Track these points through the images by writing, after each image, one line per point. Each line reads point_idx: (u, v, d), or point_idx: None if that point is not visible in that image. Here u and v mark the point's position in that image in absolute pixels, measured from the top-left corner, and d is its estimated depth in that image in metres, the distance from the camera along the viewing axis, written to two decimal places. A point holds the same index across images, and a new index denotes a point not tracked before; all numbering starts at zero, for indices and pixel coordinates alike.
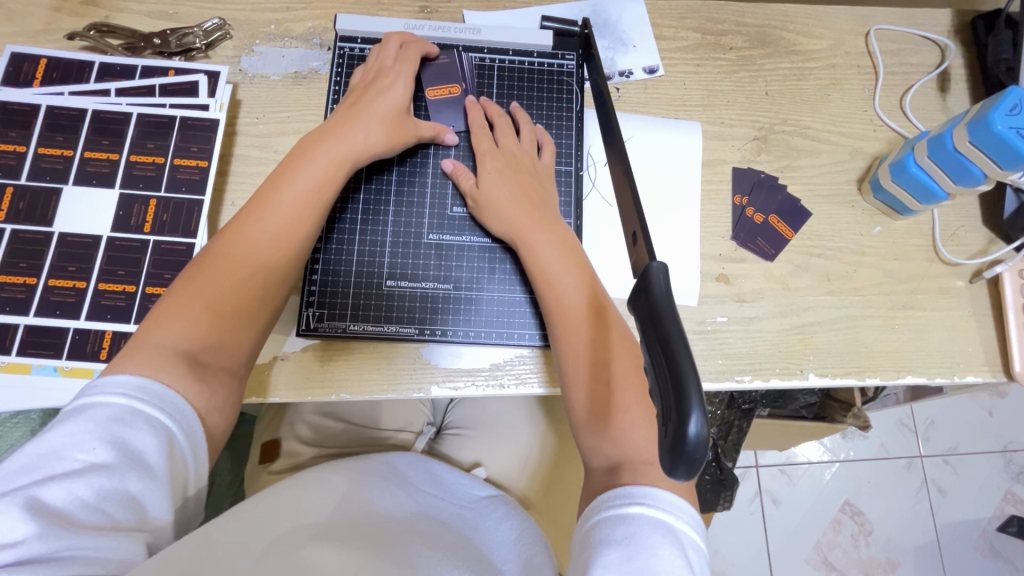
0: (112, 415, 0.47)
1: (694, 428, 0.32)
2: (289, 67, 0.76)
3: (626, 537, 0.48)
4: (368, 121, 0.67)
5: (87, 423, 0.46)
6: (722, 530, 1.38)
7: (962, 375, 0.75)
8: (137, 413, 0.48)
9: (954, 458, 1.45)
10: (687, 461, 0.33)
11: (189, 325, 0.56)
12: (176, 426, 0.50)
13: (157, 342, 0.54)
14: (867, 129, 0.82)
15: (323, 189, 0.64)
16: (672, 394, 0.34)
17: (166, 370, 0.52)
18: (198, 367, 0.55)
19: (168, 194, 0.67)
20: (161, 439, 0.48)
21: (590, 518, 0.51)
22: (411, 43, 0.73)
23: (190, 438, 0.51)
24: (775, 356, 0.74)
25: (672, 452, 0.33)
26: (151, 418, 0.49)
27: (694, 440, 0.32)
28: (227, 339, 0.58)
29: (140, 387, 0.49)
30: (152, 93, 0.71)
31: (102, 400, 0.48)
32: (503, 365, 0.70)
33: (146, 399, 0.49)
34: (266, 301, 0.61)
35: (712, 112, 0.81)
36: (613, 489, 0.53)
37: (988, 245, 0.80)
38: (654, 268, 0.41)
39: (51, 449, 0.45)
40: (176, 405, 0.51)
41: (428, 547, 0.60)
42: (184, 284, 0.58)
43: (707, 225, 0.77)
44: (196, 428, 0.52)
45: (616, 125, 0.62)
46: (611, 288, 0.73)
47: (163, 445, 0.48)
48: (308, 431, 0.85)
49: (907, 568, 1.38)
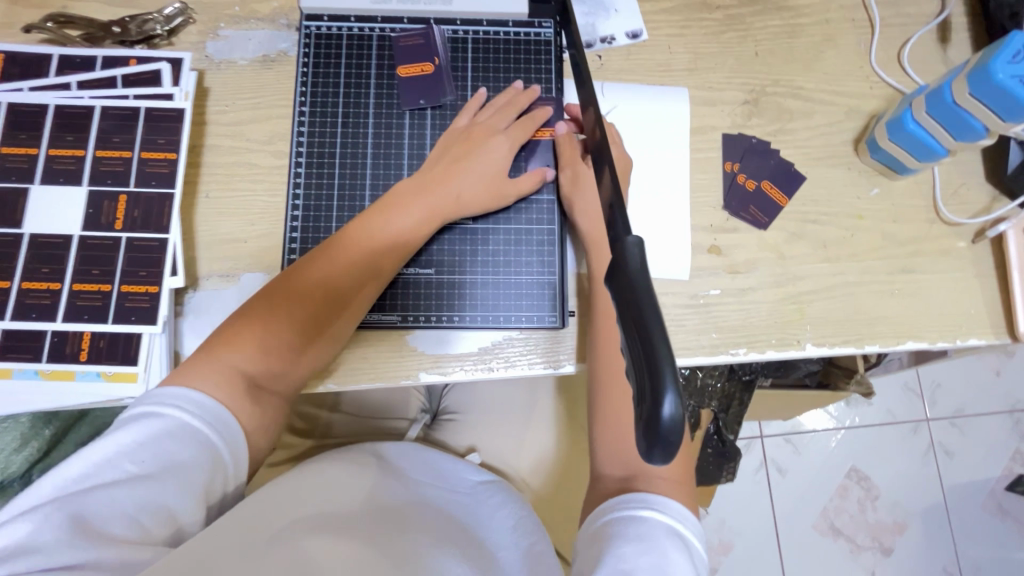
0: (164, 428, 0.51)
1: (670, 408, 0.30)
2: (256, 50, 0.73)
3: (641, 537, 0.48)
4: (464, 179, 0.66)
5: (143, 433, 0.50)
6: (727, 501, 1.38)
7: (964, 338, 0.73)
8: (185, 427, 0.52)
9: (961, 420, 1.43)
10: (662, 445, 0.31)
11: (263, 351, 0.58)
12: (222, 444, 0.53)
13: (228, 358, 0.57)
14: (863, 86, 0.79)
15: (405, 241, 0.65)
16: (645, 372, 0.32)
17: (229, 389, 0.55)
18: (257, 390, 0.58)
19: (137, 189, 0.65)
20: (204, 454, 0.52)
21: (604, 516, 0.52)
22: (521, 95, 0.71)
23: (234, 455, 0.54)
24: (770, 326, 0.72)
25: (646, 433, 0.31)
26: (199, 435, 0.52)
27: (669, 422, 0.30)
28: (291, 371, 0.60)
29: (195, 402, 0.53)
30: (114, 84, 0.68)
31: (156, 410, 0.52)
32: (491, 348, 0.69)
33: (199, 417, 0.53)
34: (332, 343, 0.63)
35: (699, 76, 0.77)
36: (623, 493, 0.53)
37: (991, 203, 0.77)
38: (628, 243, 0.37)
39: (103, 457, 0.49)
40: (226, 424, 0.54)
41: (428, 540, 0.59)
42: (267, 303, 0.60)
43: (697, 195, 0.75)
44: (240, 443, 0.55)
45: (586, 76, 0.56)
46: (669, 270, 0.72)
47: (205, 460, 0.52)
48: (300, 422, 0.85)
49: (914, 531, 1.38)
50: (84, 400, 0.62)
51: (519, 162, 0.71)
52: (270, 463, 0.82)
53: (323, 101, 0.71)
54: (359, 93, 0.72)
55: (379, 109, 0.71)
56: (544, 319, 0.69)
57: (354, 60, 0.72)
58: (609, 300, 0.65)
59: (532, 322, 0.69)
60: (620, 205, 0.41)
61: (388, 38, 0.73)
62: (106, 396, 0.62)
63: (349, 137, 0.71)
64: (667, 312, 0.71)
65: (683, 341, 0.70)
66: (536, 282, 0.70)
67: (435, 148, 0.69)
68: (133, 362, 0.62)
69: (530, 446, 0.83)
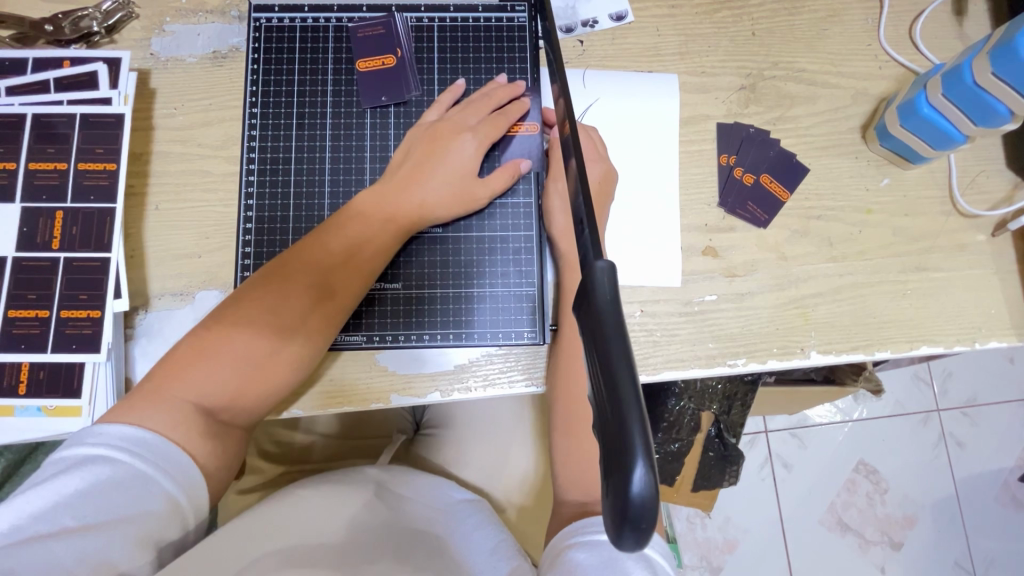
0: (112, 474, 0.46)
1: (640, 486, 0.25)
2: (205, 46, 0.67)
3: (602, 563, 0.46)
4: (438, 183, 0.60)
5: (86, 480, 0.45)
6: (733, 498, 1.31)
7: (983, 341, 0.67)
8: (135, 473, 0.47)
9: (973, 410, 1.37)
10: (632, 527, 0.26)
11: (215, 382, 0.53)
12: (178, 490, 0.48)
13: (176, 392, 0.51)
14: (871, 67, 0.72)
15: (370, 255, 0.59)
16: (612, 435, 0.27)
17: (178, 425, 0.50)
18: (216, 424, 0.53)
19: (75, 205, 0.61)
20: (157, 504, 0.47)
21: (564, 541, 0.49)
22: (501, 89, 0.65)
23: (193, 500, 0.50)
24: (772, 333, 0.66)
25: (615, 514, 0.26)
26: (152, 480, 0.47)
27: (640, 501, 0.25)
28: (252, 402, 0.55)
29: (145, 443, 0.48)
30: (47, 88, 0.63)
31: (102, 453, 0.47)
32: (468, 366, 0.64)
33: (152, 460, 0.48)
34: (295, 372, 0.56)
35: (691, 60, 0.71)
36: (583, 518, 0.51)
37: (1013, 191, 0.70)
38: (597, 268, 0.31)
39: (39, 507, 0.44)
40: (181, 467, 0.49)
41: (403, 566, 0.53)
42: (216, 328, 0.54)
43: (690, 191, 0.68)
44: (200, 487, 0.50)
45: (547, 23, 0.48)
46: (661, 277, 0.66)
47: (157, 510, 0.47)
48: (271, 445, 0.80)
49: (925, 526, 1.33)
50: (25, 436, 0.58)
51: (491, 162, 0.65)
52: (241, 490, 0.77)
53: (276, 100, 0.65)
54: (316, 91, 0.66)
55: (337, 108, 0.66)
56: (523, 335, 0.64)
57: (308, 55, 0.66)
58: (574, 324, 0.61)
59: (509, 338, 0.64)
60: (590, 218, 0.34)
61: (345, 29, 0.67)
62: (48, 430, 0.58)
63: (304, 139, 0.65)
64: (659, 321, 0.65)
65: (678, 352, 0.65)
66: (514, 295, 0.65)
67: (400, 151, 0.63)
68: (77, 394, 0.58)
69: (522, 461, 0.78)
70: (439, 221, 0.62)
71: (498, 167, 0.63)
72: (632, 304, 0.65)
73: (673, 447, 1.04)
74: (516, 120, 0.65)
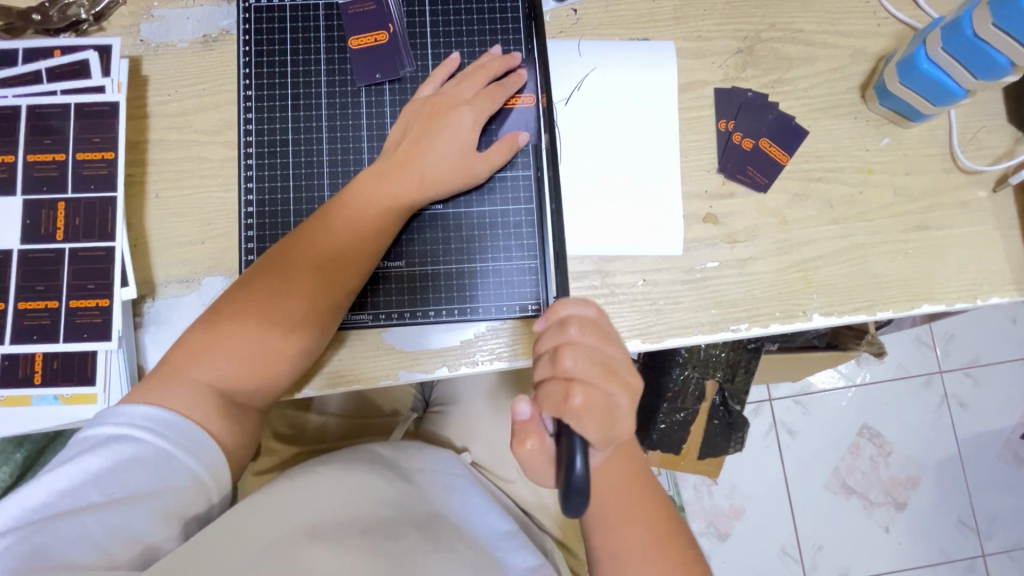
0: (134, 453, 0.47)
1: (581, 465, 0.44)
2: (196, 30, 0.66)
3: None
4: (437, 160, 0.60)
5: (109, 459, 0.47)
6: (739, 465, 1.34)
7: (984, 297, 0.68)
8: (157, 451, 0.48)
9: (975, 370, 1.38)
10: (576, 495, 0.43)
11: (230, 364, 0.54)
12: (200, 465, 0.50)
13: (193, 375, 0.52)
14: (870, 24, 0.71)
15: (374, 235, 0.59)
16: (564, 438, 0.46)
17: (199, 407, 0.51)
18: (233, 406, 0.54)
19: (76, 194, 0.61)
20: (180, 481, 0.48)
21: None
22: (495, 61, 0.64)
23: (215, 476, 0.51)
24: (774, 297, 0.66)
25: (564, 489, 0.44)
26: (173, 457, 0.49)
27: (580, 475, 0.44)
28: (267, 383, 0.56)
29: (163, 421, 0.49)
30: (39, 79, 0.62)
31: (123, 432, 0.48)
32: (474, 341, 0.64)
33: (173, 438, 0.49)
34: (306, 350, 0.57)
35: (687, 24, 0.70)
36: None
37: (1013, 146, 0.70)
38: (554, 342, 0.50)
39: (66, 484, 0.46)
40: (201, 444, 0.50)
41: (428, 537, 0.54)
42: (226, 311, 0.55)
43: (690, 158, 0.68)
44: (222, 464, 0.51)
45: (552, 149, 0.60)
46: (662, 246, 0.66)
47: (181, 486, 0.48)
48: (286, 427, 0.81)
49: (928, 485, 1.35)
50: (43, 425, 0.59)
51: (488, 135, 0.65)
52: (257, 471, 0.79)
53: (269, 83, 0.65)
54: (309, 70, 0.65)
55: (331, 88, 0.65)
56: (527, 308, 0.65)
57: (300, 35, 0.66)
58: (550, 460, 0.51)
59: (513, 311, 0.64)
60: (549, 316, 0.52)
61: (335, 7, 0.66)
62: (66, 417, 0.59)
63: (300, 120, 0.65)
64: (662, 290, 0.66)
65: (681, 320, 0.65)
66: (516, 268, 0.65)
67: (397, 129, 0.63)
68: (91, 382, 0.59)
69: None
70: (440, 197, 0.62)
71: (496, 141, 0.64)
72: (634, 273, 0.66)
73: (679, 417, 1.05)
74: (513, 93, 0.65)
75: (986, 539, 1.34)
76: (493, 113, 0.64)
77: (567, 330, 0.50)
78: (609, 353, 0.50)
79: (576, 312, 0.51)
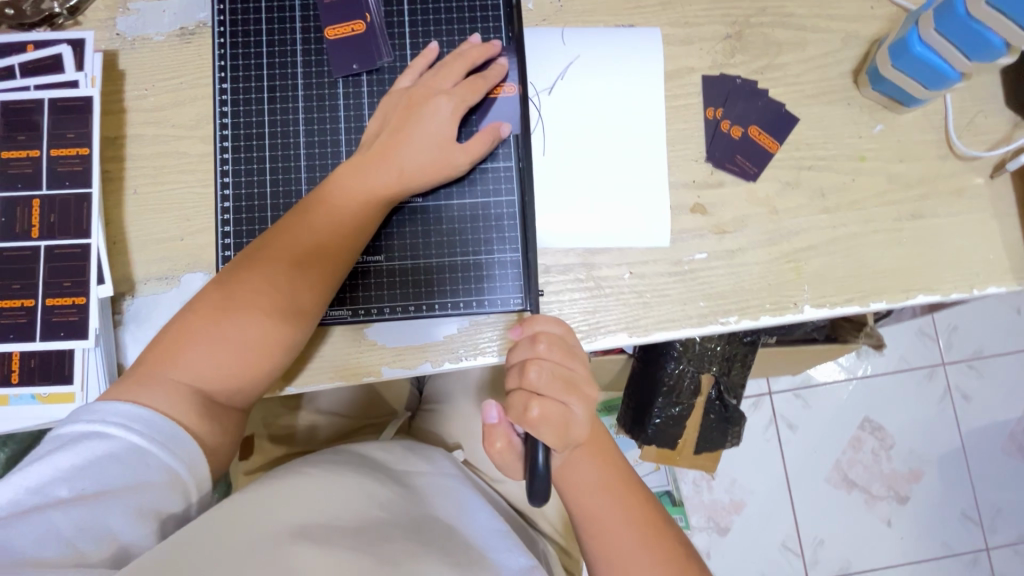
0: (107, 450, 0.47)
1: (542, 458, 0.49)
2: (172, 23, 0.65)
3: None
4: (416, 152, 0.59)
5: (81, 456, 0.46)
6: (737, 459, 1.32)
7: (981, 286, 0.66)
8: (130, 447, 0.47)
9: (979, 362, 1.36)
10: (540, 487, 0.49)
11: (208, 362, 0.53)
12: (175, 460, 0.49)
13: (170, 374, 0.52)
14: (863, 7, 0.69)
15: (352, 229, 0.58)
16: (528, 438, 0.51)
17: (176, 405, 0.50)
18: (212, 403, 0.53)
19: (51, 191, 0.60)
20: (155, 476, 0.47)
21: None
22: (475, 50, 0.63)
23: (193, 471, 0.50)
24: (764, 289, 0.65)
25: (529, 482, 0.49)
26: (147, 452, 0.48)
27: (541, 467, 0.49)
28: (247, 381, 0.55)
29: (137, 417, 0.48)
30: (13, 74, 0.62)
31: (96, 429, 0.47)
32: (457, 335, 0.63)
33: (147, 434, 0.48)
34: (286, 347, 0.56)
35: (674, 10, 0.68)
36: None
37: (1012, 130, 0.68)
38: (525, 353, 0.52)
39: (36, 482, 0.45)
40: (177, 440, 0.49)
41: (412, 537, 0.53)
42: (203, 308, 0.54)
43: (676, 147, 0.67)
44: (200, 460, 0.51)
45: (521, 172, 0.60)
46: (649, 238, 0.65)
47: (156, 482, 0.47)
48: (275, 426, 0.81)
49: (931, 479, 1.33)
50: (21, 424, 0.59)
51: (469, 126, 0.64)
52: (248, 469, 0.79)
53: (245, 76, 0.64)
54: (285, 62, 0.64)
55: (308, 80, 0.64)
56: (510, 302, 0.63)
57: (276, 26, 0.64)
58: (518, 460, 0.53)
59: (496, 305, 0.63)
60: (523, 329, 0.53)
61: None
62: (44, 415, 0.59)
63: (277, 113, 0.64)
64: (649, 282, 0.64)
65: (669, 313, 0.64)
66: (499, 262, 0.64)
67: (375, 121, 0.61)
68: (68, 381, 0.59)
69: None
70: (420, 189, 0.61)
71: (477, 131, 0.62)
72: (620, 266, 0.65)
73: (675, 411, 1.03)
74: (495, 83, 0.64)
75: (989, 533, 1.32)
76: (474, 103, 0.62)
77: (536, 345, 0.51)
78: (574, 370, 0.51)
79: (547, 329, 0.52)
